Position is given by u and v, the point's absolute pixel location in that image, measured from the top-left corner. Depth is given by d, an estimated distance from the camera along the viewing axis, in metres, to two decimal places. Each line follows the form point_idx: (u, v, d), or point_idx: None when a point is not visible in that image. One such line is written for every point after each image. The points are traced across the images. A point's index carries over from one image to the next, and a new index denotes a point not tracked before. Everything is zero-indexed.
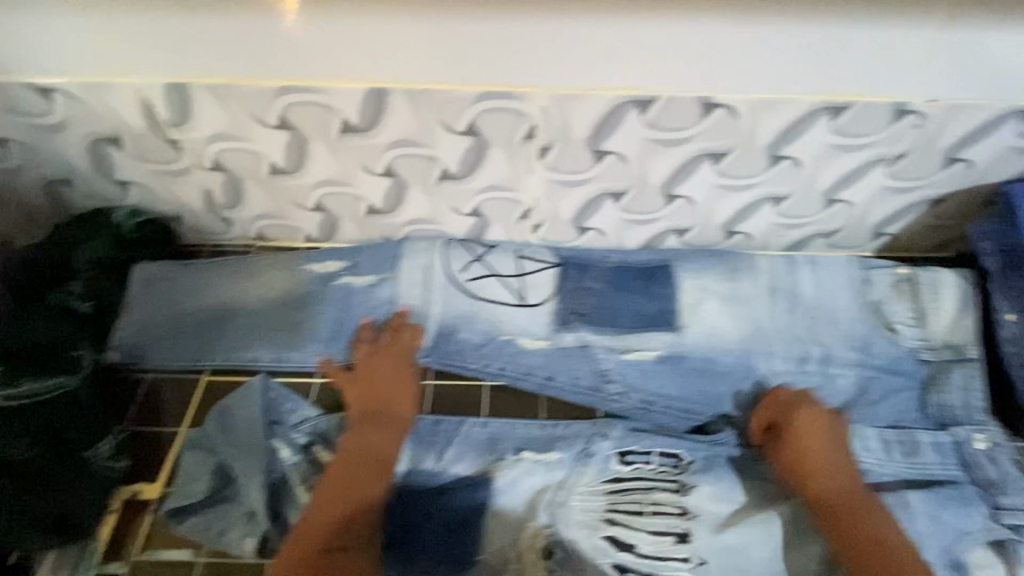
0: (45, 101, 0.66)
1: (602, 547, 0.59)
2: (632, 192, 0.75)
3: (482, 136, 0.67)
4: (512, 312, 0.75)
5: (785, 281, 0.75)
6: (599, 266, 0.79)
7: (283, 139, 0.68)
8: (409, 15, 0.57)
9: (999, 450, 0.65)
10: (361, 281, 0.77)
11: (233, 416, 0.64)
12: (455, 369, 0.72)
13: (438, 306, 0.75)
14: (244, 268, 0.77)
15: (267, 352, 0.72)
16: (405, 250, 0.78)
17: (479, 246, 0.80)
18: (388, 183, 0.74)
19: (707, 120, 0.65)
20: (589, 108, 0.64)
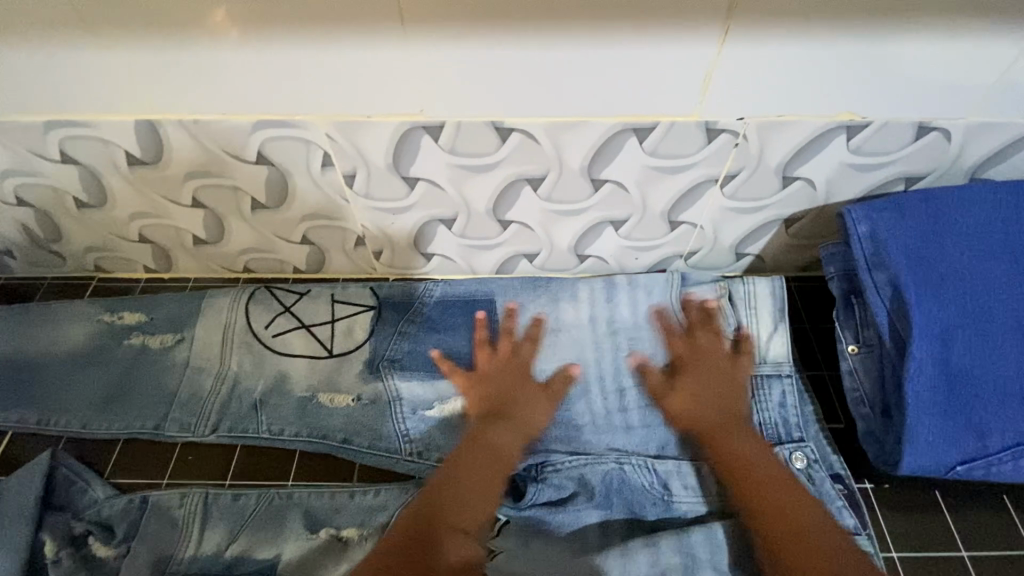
0: None
1: None
2: (461, 218, 0.71)
3: (278, 164, 0.64)
4: (320, 363, 0.70)
5: (617, 311, 0.72)
6: (424, 305, 0.75)
7: (73, 173, 0.65)
8: (149, 50, 0.53)
9: (816, 468, 0.62)
10: (156, 341, 0.71)
11: (1, 498, 0.59)
12: (243, 438, 0.65)
13: (235, 365, 0.70)
14: (43, 322, 0.74)
15: (38, 412, 0.68)
16: (205, 306, 0.73)
17: (290, 293, 0.74)
18: (203, 214, 0.71)
19: (506, 144, 0.61)
20: (377, 134, 0.60)
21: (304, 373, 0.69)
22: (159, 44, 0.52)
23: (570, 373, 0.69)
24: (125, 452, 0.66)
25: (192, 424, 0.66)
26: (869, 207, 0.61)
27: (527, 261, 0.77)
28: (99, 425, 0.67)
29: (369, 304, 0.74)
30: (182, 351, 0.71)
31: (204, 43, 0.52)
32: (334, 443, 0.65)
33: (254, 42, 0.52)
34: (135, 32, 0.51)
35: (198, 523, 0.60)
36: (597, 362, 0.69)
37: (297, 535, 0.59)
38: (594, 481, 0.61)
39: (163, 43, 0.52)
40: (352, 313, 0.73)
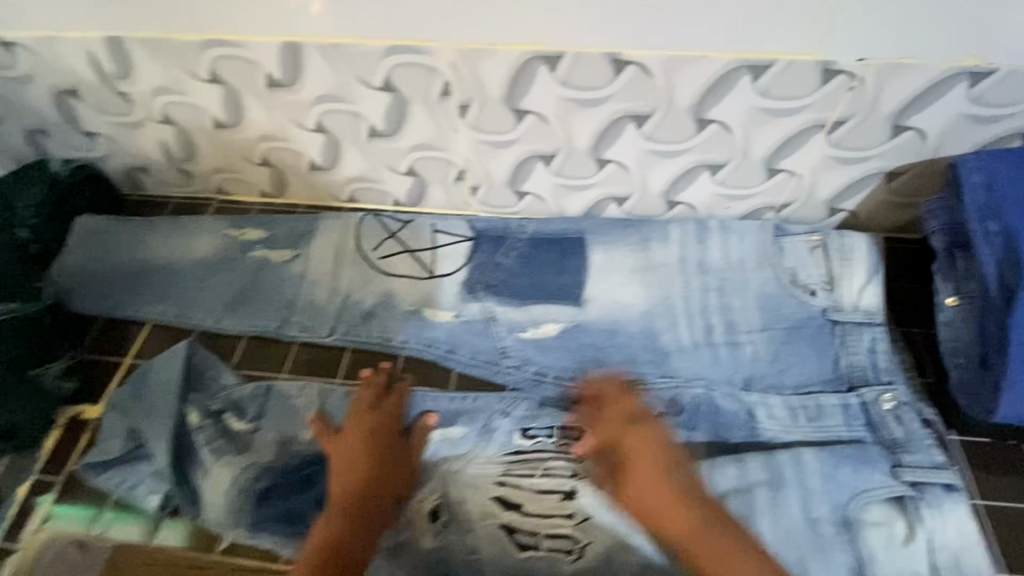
0: (9, 54, 0.71)
1: (490, 509, 0.59)
2: (561, 155, 0.74)
3: (401, 92, 0.68)
4: (421, 285, 0.75)
5: (694, 252, 0.74)
6: (517, 239, 0.78)
7: (217, 93, 0.72)
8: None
9: (905, 409, 0.62)
10: (277, 255, 0.79)
11: (150, 373, 0.68)
12: (359, 344, 0.72)
13: (347, 279, 0.76)
14: (175, 233, 0.82)
15: (176, 307, 0.77)
16: (320, 226, 0.80)
17: (395, 221, 0.81)
18: (323, 140, 0.77)
19: (620, 79, 0.63)
20: (498, 63, 0.63)
21: (406, 291, 0.75)
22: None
23: (658, 311, 0.71)
24: (250, 347, 0.74)
25: (313, 322, 0.74)
26: (984, 157, 0.62)
27: (617, 205, 0.79)
28: (228, 322, 0.75)
29: (467, 235, 0.78)
30: (298, 266, 0.77)
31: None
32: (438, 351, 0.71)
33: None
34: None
35: (316, 409, 0.67)
36: (685, 301, 0.71)
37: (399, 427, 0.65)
38: (684, 401, 0.66)
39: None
40: (450, 244, 0.78)
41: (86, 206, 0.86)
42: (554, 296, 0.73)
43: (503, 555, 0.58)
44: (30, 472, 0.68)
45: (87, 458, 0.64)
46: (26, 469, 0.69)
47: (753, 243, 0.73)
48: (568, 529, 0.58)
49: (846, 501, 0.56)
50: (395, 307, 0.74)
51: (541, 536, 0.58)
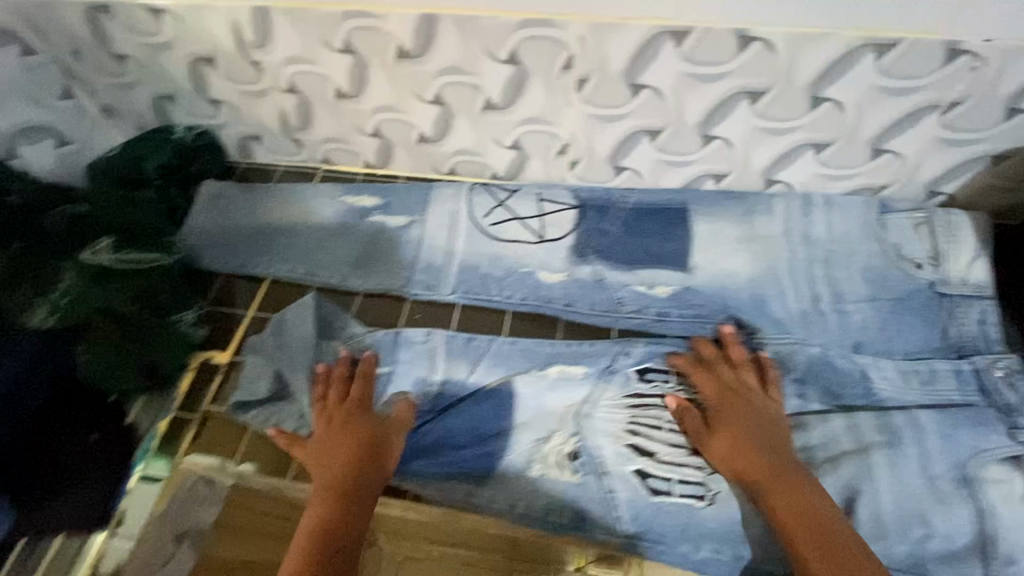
0: (155, 22, 0.76)
1: (624, 454, 0.66)
2: (668, 130, 0.77)
3: (524, 65, 0.72)
4: (533, 249, 0.82)
5: (798, 224, 0.80)
6: (621, 208, 0.85)
7: (346, 63, 0.76)
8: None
9: (1019, 377, 0.67)
10: (393, 220, 0.87)
11: (286, 320, 0.76)
12: (480, 301, 0.80)
13: (461, 244, 0.84)
14: (293, 199, 0.89)
15: (303, 265, 0.84)
16: (433, 195, 0.88)
17: (502, 191, 0.88)
18: (437, 111, 0.81)
19: (742, 56, 0.66)
20: (625, 39, 0.66)
21: (527, 251, 0.82)
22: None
23: (765, 279, 0.77)
24: (366, 302, 0.82)
25: (430, 286, 0.81)
26: None
27: (714, 180, 0.83)
28: (355, 280, 0.82)
29: (572, 203, 0.85)
30: (415, 231, 0.86)
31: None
32: (552, 304, 0.78)
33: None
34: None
35: (445, 356, 0.74)
36: (791, 268, 0.77)
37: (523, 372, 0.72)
38: (799, 359, 0.70)
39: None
40: (556, 211, 0.85)
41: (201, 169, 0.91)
42: (666, 262, 0.79)
43: (640, 497, 0.64)
44: (169, 411, 0.74)
45: (235, 397, 0.72)
46: (163, 408, 0.74)
47: (857, 219, 0.79)
48: (700, 477, 0.65)
49: (967, 457, 0.62)
50: (516, 269, 0.81)
51: (673, 482, 0.65)
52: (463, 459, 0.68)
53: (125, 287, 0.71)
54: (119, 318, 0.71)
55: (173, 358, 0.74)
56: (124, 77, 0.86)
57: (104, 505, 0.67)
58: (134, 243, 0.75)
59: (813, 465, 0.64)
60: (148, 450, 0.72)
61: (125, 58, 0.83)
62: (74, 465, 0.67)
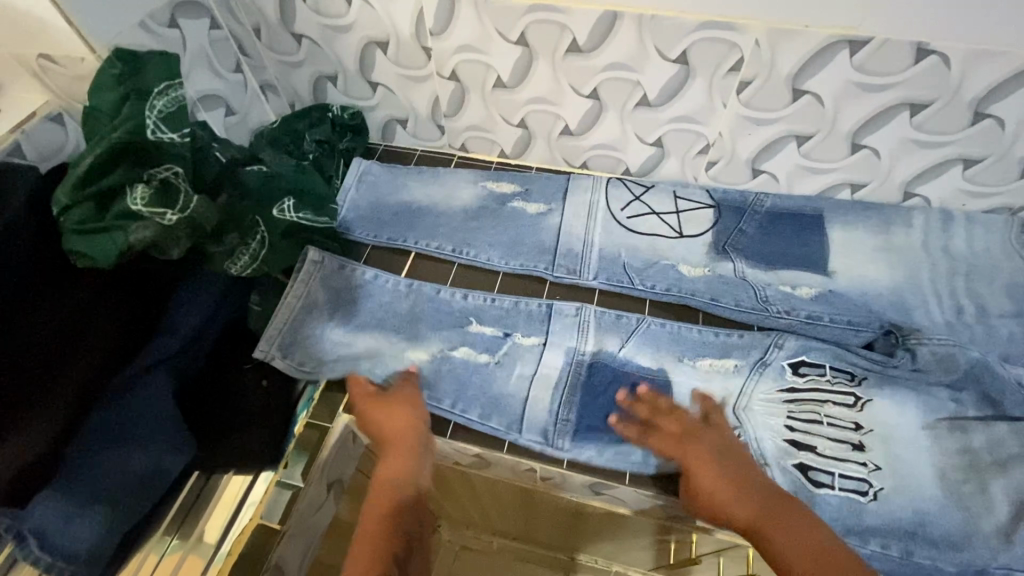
0: (344, 6, 0.82)
1: (784, 449, 0.68)
2: (818, 137, 0.80)
3: (691, 65, 0.75)
4: (674, 250, 0.85)
5: (938, 237, 0.82)
6: (757, 211, 0.87)
7: (515, 55, 0.81)
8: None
9: None
10: (533, 208, 0.91)
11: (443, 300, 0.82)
12: (623, 289, 0.83)
13: (599, 235, 0.87)
14: (447, 180, 0.95)
15: (457, 244, 0.88)
16: (571, 186, 0.92)
17: (638, 186, 0.91)
18: (590, 106, 0.85)
19: (917, 66, 0.68)
20: (800, 45, 0.70)
21: (665, 245, 0.86)
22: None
23: (906, 287, 0.79)
24: (506, 281, 0.86)
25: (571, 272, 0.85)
26: None
27: (851, 191, 0.86)
28: (502, 259, 0.86)
29: (708, 203, 0.88)
30: (554, 218, 0.90)
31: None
32: (697, 297, 0.81)
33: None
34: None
35: (594, 330, 0.79)
36: (932, 282, 0.80)
37: (672, 359, 0.77)
38: (959, 360, 0.71)
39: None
40: (694, 209, 0.88)
41: (348, 145, 0.97)
42: (805, 266, 0.82)
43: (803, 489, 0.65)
44: None
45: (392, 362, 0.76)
46: None
47: (998, 237, 0.81)
48: (864, 474, 0.66)
49: None
50: (655, 260, 0.84)
51: (835, 476, 0.66)
52: (640, 424, 0.71)
53: None
54: None
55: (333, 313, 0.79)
56: (295, 56, 0.93)
57: (279, 450, 0.70)
58: (309, 207, 0.78)
59: (978, 471, 0.66)
60: (310, 399, 0.76)
61: (302, 37, 0.89)
62: (248, 405, 0.71)
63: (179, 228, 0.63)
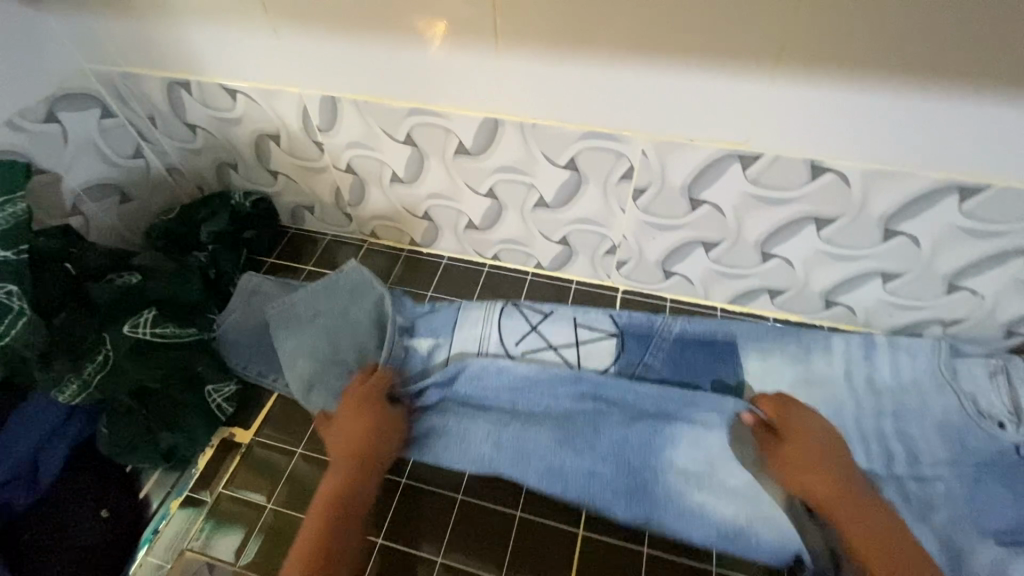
0: (229, 100, 0.78)
1: None
2: (725, 244, 0.74)
3: (582, 171, 0.71)
4: (558, 394, 0.74)
5: (861, 368, 0.75)
6: (666, 340, 0.79)
7: (406, 153, 0.77)
8: (555, 58, 0.60)
9: None
10: (420, 343, 0.81)
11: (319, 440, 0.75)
12: (503, 445, 0.71)
13: (487, 376, 0.76)
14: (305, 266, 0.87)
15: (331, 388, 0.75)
16: (462, 317, 0.82)
17: (535, 313, 0.81)
18: (489, 203, 0.81)
19: (814, 183, 0.63)
20: (689, 157, 0.65)
21: (550, 386, 0.75)
22: (567, 55, 0.59)
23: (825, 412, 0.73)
24: None
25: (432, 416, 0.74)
26: None
27: (768, 296, 0.80)
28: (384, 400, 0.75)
29: (610, 331, 0.80)
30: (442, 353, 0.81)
31: (598, 62, 0.59)
32: (585, 458, 0.69)
33: (636, 66, 0.58)
34: (544, 45, 0.59)
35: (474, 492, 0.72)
36: (851, 408, 0.73)
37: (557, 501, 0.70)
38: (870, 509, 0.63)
39: (570, 51, 0.59)
40: (597, 340, 0.79)
41: (253, 233, 0.93)
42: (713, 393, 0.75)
43: None
44: (185, 487, 0.71)
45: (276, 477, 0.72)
46: (178, 483, 0.71)
47: (925, 366, 0.74)
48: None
49: None
50: (547, 409, 0.74)
51: None
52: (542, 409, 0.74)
53: (168, 364, 0.69)
54: (151, 397, 0.68)
55: (193, 439, 0.71)
56: (192, 144, 0.89)
57: None
58: (174, 320, 0.72)
59: None
60: (156, 529, 0.69)
61: (196, 127, 0.85)
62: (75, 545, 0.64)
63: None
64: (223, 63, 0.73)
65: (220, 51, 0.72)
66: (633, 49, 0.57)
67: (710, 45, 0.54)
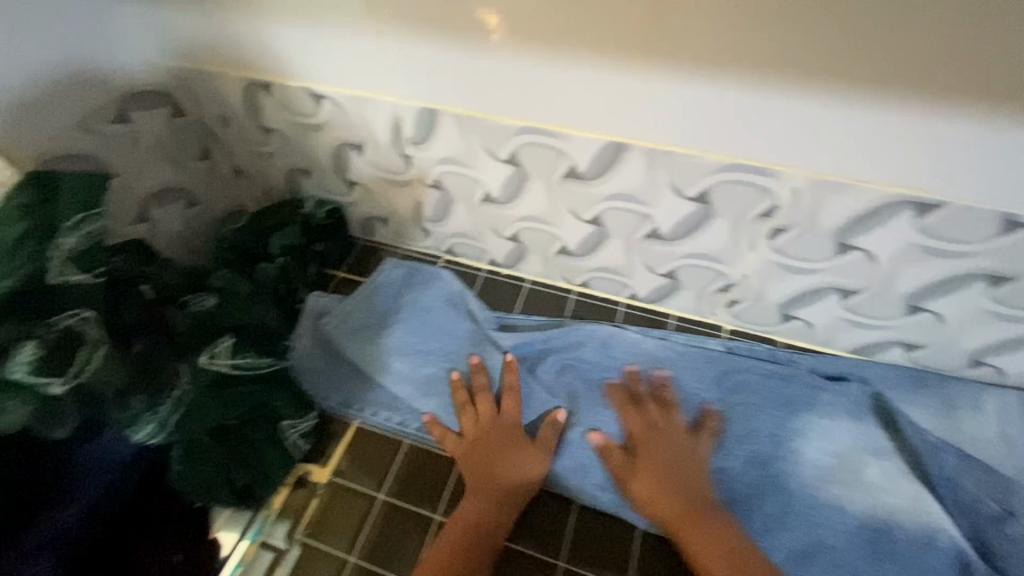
0: (314, 104, 0.71)
1: None
2: (866, 293, 0.65)
3: (714, 206, 0.62)
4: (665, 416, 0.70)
5: (1014, 429, 0.67)
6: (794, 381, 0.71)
7: (506, 173, 0.70)
8: (710, 74, 0.52)
9: None
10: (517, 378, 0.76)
11: (414, 476, 0.70)
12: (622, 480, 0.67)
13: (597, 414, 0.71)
14: (388, 277, 0.82)
15: (397, 415, 0.73)
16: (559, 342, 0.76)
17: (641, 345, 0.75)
18: (591, 230, 0.73)
19: (1003, 238, 0.54)
20: (851, 201, 0.56)
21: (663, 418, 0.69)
22: (726, 73, 0.51)
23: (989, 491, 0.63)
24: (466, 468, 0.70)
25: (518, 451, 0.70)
26: None
27: (903, 349, 0.71)
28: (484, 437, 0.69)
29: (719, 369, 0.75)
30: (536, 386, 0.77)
31: (762, 83, 0.51)
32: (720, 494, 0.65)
33: (806, 92, 0.50)
34: (702, 60, 0.51)
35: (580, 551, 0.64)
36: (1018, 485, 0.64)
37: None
38: None
39: (732, 71, 0.51)
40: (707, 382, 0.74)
41: (325, 244, 0.87)
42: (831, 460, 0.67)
43: None
44: (258, 531, 0.66)
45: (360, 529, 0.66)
46: (249, 525, 0.66)
47: None
48: None
49: None
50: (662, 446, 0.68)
51: None
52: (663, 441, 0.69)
53: (247, 401, 0.64)
54: (228, 434, 0.63)
55: (268, 478, 0.65)
56: (264, 147, 0.81)
57: None
58: (251, 347, 0.67)
59: None
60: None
61: (271, 131, 0.78)
62: None
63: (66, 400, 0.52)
64: (311, 65, 0.66)
65: (312, 53, 0.64)
66: (806, 74, 0.49)
67: (907, 73, 0.47)
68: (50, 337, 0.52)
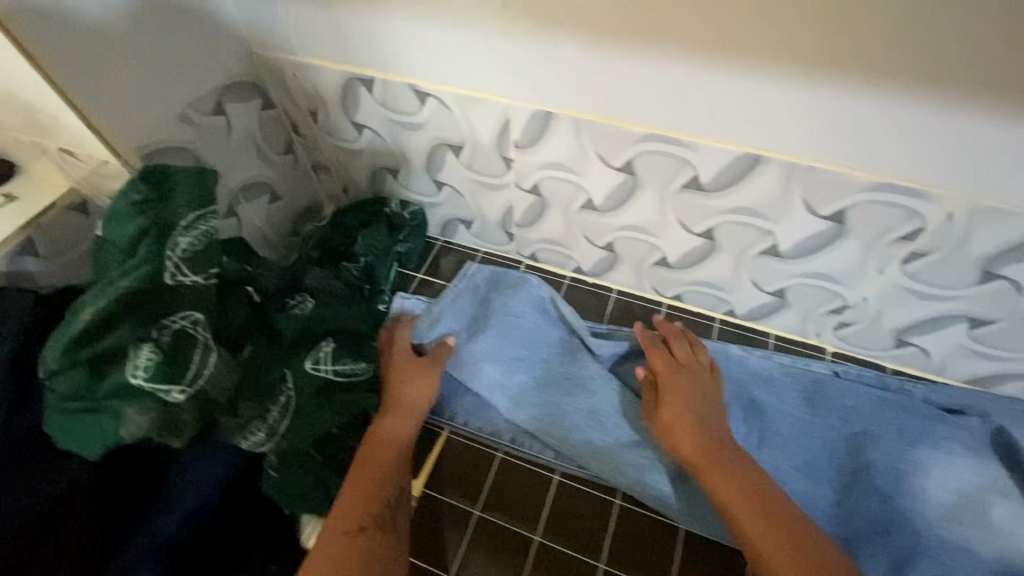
0: (416, 102, 0.68)
1: None
2: (1000, 324, 0.62)
3: (848, 225, 0.59)
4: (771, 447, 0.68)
5: None
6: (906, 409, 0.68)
7: (617, 181, 0.66)
8: (879, 89, 0.48)
9: None
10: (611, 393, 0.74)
11: (508, 486, 0.69)
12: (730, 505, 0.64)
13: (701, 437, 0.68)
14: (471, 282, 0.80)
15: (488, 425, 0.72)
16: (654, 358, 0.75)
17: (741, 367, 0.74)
18: (699, 244, 0.69)
19: None
20: (1012, 230, 0.53)
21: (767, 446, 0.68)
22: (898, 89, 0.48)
23: None
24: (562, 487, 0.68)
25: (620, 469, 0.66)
26: None
27: None
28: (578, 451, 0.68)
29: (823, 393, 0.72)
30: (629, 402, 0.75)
31: (939, 101, 0.47)
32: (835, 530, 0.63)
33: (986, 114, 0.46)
34: (877, 75, 0.47)
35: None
36: None
37: None
38: None
39: (905, 87, 0.47)
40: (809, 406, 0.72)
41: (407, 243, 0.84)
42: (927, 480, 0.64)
43: None
44: None
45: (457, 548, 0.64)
46: None
47: None
48: None
49: None
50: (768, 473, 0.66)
51: None
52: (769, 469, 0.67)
53: (347, 409, 0.62)
54: (327, 445, 0.60)
55: None
56: (351, 143, 0.79)
57: None
58: (348, 353, 0.65)
59: None
60: None
61: (363, 127, 0.75)
62: None
63: (187, 406, 0.50)
64: (420, 62, 0.63)
65: (424, 50, 0.62)
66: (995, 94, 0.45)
67: None
68: (164, 339, 0.50)
